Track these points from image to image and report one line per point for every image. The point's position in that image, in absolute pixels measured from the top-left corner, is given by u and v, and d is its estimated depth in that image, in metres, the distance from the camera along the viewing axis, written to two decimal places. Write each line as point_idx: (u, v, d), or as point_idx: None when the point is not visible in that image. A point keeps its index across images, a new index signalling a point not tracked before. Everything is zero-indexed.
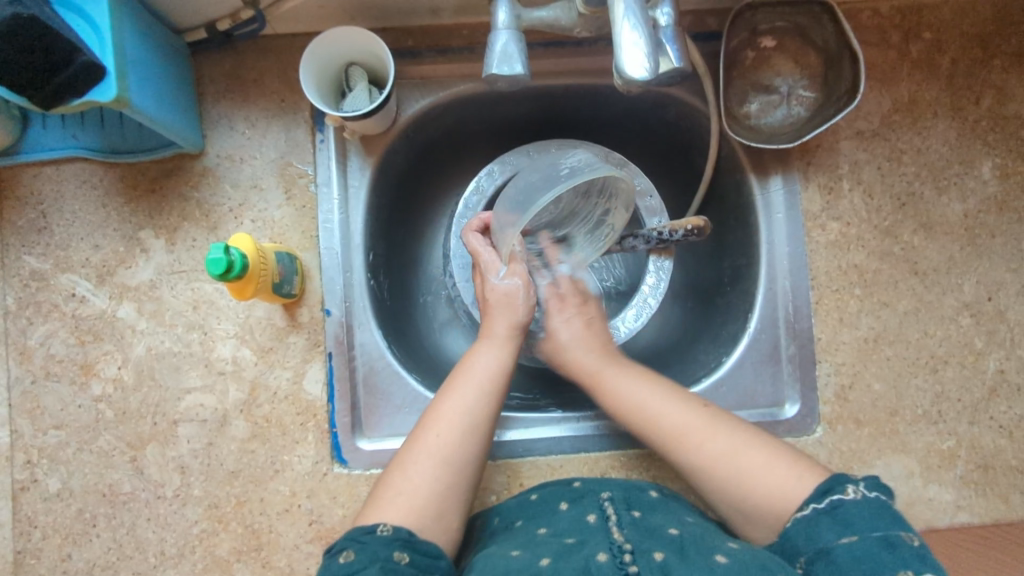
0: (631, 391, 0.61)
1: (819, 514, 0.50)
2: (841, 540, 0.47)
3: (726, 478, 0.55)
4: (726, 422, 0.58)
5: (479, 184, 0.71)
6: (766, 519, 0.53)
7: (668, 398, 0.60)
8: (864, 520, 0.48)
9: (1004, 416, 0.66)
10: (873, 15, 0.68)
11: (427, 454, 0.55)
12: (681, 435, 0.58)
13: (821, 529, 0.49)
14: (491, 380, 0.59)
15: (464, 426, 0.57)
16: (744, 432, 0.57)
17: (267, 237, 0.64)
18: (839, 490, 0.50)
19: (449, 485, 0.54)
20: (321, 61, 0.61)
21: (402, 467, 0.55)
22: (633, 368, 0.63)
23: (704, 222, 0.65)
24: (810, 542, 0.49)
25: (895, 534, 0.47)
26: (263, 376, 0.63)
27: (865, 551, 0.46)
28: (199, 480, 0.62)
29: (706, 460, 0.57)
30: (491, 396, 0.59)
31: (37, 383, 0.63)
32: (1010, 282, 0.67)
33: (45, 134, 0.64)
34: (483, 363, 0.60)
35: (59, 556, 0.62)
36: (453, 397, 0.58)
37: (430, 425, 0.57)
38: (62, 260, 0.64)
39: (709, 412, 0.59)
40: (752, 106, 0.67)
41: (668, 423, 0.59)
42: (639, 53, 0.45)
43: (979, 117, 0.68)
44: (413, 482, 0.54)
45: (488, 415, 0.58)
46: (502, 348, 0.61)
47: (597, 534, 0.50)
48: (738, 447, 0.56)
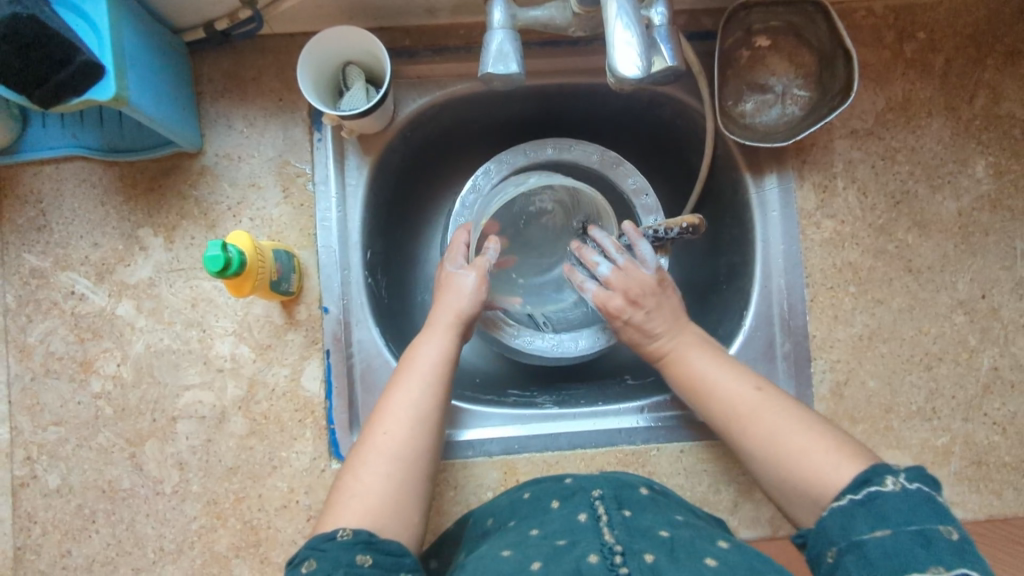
0: (696, 366, 0.61)
1: (853, 506, 0.48)
2: (873, 534, 0.46)
3: (774, 461, 0.54)
4: (781, 403, 0.57)
5: (476, 182, 0.70)
6: (809, 502, 0.52)
7: (731, 376, 0.59)
8: (900, 514, 0.46)
9: (998, 412, 0.66)
10: (867, 15, 0.68)
11: (375, 451, 0.55)
12: (739, 415, 0.57)
13: (855, 520, 0.47)
14: (434, 371, 0.60)
15: (410, 420, 0.57)
16: (807, 416, 0.56)
17: (265, 235, 0.65)
18: (878, 481, 0.48)
19: (401, 481, 0.54)
20: (318, 61, 0.61)
21: (355, 469, 0.54)
22: (704, 344, 0.63)
23: (699, 220, 0.65)
24: (844, 533, 0.47)
25: (932, 529, 0.45)
26: (261, 373, 0.64)
27: (898, 546, 0.44)
28: (198, 476, 0.63)
29: (759, 439, 0.55)
30: (433, 388, 0.59)
31: (36, 379, 0.64)
32: (1004, 280, 0.67)
33: (44, 133, 0.64)
34: (426, 353, 0.61)
35: (58, 551, 0.62)
36: (399, 392, 0.58)
37: (378, 422, 0.57)
38: (61, 258, 0.65)
39: (770, 392, 0.58)
40: (747, 105, 0.68)
41: (729, 397, 0.58)
42: (631, 52, 0.45)
43: (973, 116, 0.68)
44: (365, 482, 0.53)
45: (435, 407, 0.58)
46: (442, 338, 0.62)
47: (587, 534, 0.50)
48: (785, 428, 0.55)
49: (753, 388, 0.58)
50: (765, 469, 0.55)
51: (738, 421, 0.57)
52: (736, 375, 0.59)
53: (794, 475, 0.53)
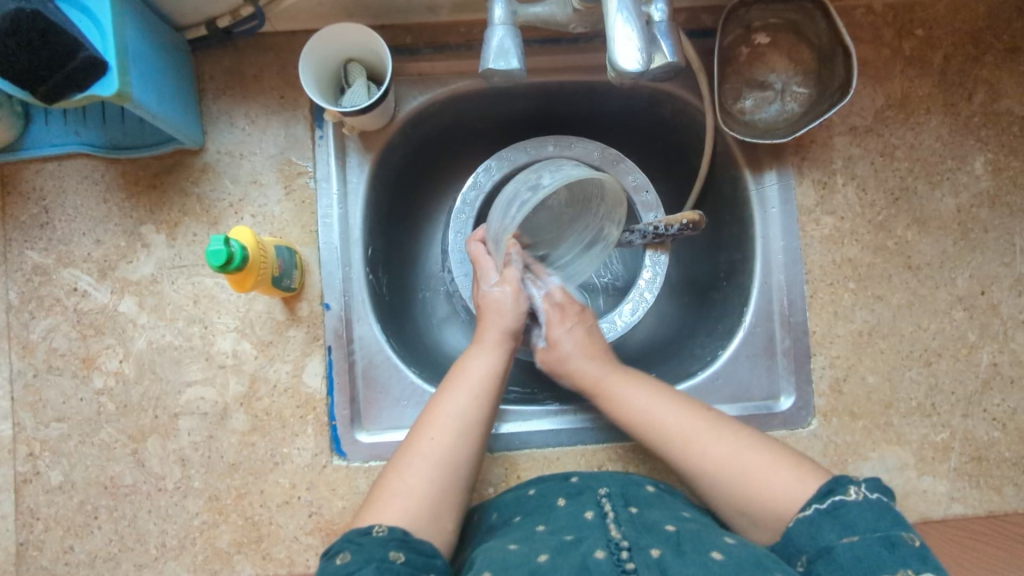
0: (635, 399, 0.61)
1: (821, 515, 0.50)
2: (841, 540, 0.48)
3: (724, 481, 0.56)
4: (729, 427, 0.58)
5: (477, 179, 0.71)
6: (767, 520, 0.54)
7: (672, 406, 0.60)
8: (865, 521, 0.48)
9: (998, 408, 0.66)
10: (866, 12, 0.69)
11: (420, 456, 0.56)
12: (685, 441, 0.58)
13: (822, 528, 0.49)
14: (485, 384, 0.60)
15: (456, 429, 0.57)
16: (749, 436, 0.57)
17: (267, 232, 0.65)
18: (843, 491, 0.50)
19: (442, 487, 0.55)
20: (320, 58, 0.62)
21: (398, 470, 0.56)
22: (632, 374, 0.63)
23: (700, 216, 0.66)
24: (813, 540, 0.49)
25: (896, 534, 0.47)
26: (263, 369, 0.64)
27: (866, 549, 0.47)
28: (200, 472, 0.63)
29: (708, 464, 0.57)
30: (485, 400, 0.59)
31: (39, 376, 0.64)
32: (1003, 276, 0.68)
33: (48, 130, 0.64)
34: (475, 366, 0.61)
35: (60, 547, 0.62)
36: (447, 401, 0.59)
37: (424, 429, 0.57)
38: (64, 255, 0.65)
39: (715, 418, 0.59)
40: (747, 102, 0.68)
41: (674, 428, 0.59)
42: (632, 46, 0.46)
43: (972, 113, 0.68)
44: (409, 484, 0.55)
45: (480, 419, 0.58)
46: (493, 351, 0.62)
47: (594, 531, 0.50)
48: (741, 450, 0.56)
49: (694, 416, 0.59)
50: (716, 492, 0.56)
51: (687, 448, 0.58)
52: (681, 406, 0.60)
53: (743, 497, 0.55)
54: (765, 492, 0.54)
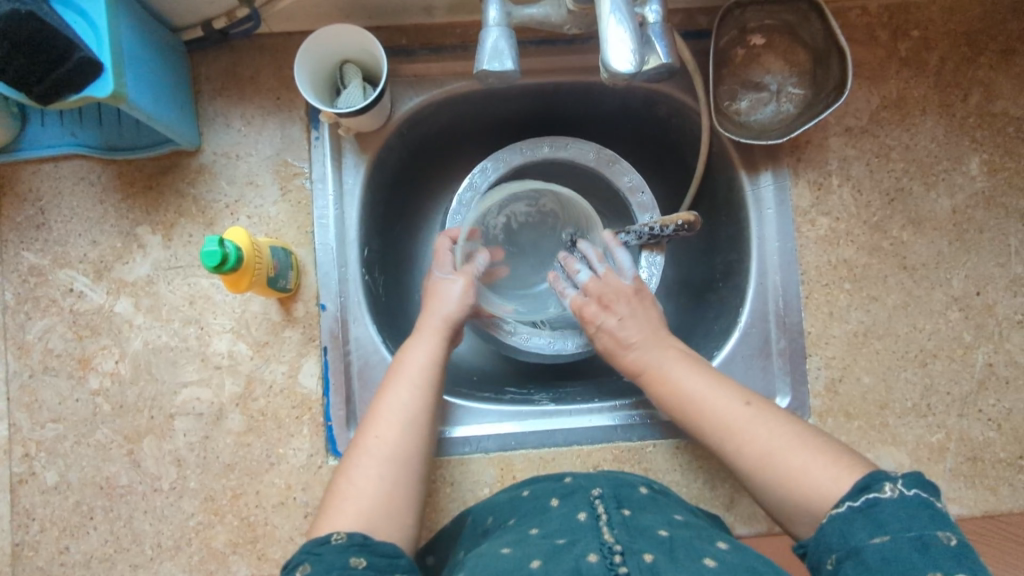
0: (680, 380, 0.59)
1: (854, 513, 0.46)
2: (872, 540, 0.44)
3: (767, 476, 0.53)
4: (778, 419, 0.55)
5: (473, 180, 0.71)
6: (807, 517, 0.51)
7: (723, 392, 0.57)
8: (899, 520, 0.45)
9: (993, 408, 0.66)
10: (861, 13, 0.69)
11: (367, 454, 0.55)
12: (730, 429, 0.55)
13: (854, 526, 0.46)
14: (425, 374, 0.59)
15: (401, 424, 0.57)
16: (797, 431, 0.54)
17: (263, 233, 0.65)
18: (877, 488, 0.47)
19: (394, 483, 0.54)
20: (315, 59, 0.62)
21: (346, 472, 0.55)
22: (680, 354, 0.61)
23: (695, 217, 0.65)
24: (843, 540, 0.46)
25: (929, 536, 0.44)
26: (259, 370, 0.64)
27: (896, 551, 0.43)
28: (195, 472, 0.63)
29: (753, 457, 0.54)
30: (425, 390, 0.59)
31: (35, 376, 0.64)
32: (998, 277, 0.68)
33: (44, 131, 0.65)
34: (413, 357, 0.60)
35: (56, 548, 0.62)
36: (390, 396, 0.58)
37: (370, 426, 0.57)
38: (60, 256, 0.65)
39: (767, 409, 0.56)
40: (742, 103, 0.68)
41: (720, 415, 0.56)
42: (624, 48, 0.46)
43: (967, 114, 0.68)
44: (360, 484, 0.54)
45: (423, 410, 0.58)
46: (429, 340, 0.61)
47: (587, 533, 0.50)
48: (787, 445, 0.53)
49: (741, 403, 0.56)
50: (766, 486, 0.53)
51: (731, 435, 0.55)
52: (729, 392, 0.57)
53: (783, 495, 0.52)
54: (804, 490, 0.51)
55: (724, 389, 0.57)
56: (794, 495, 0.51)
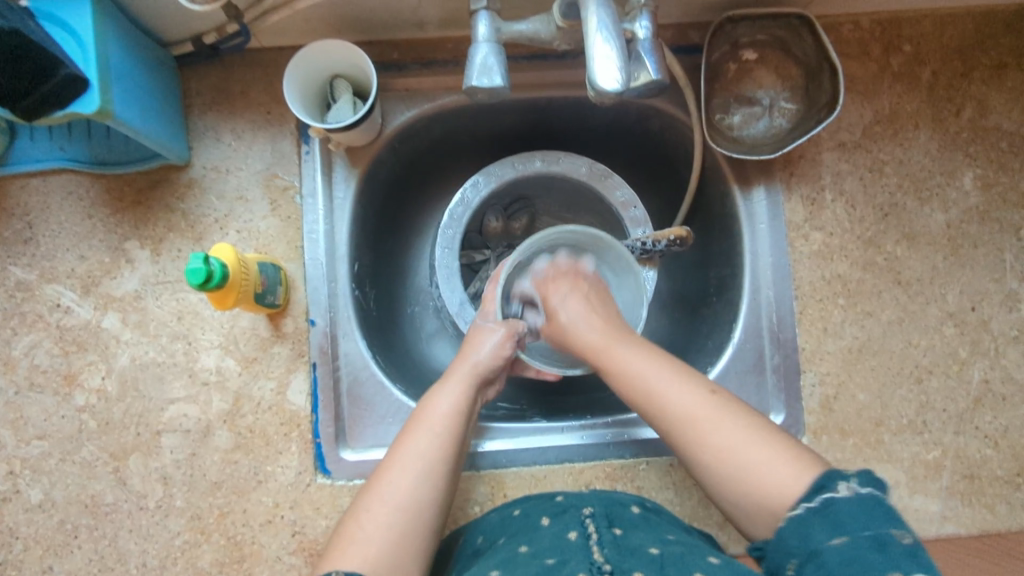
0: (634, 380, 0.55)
1: (811, 514, 0.45)
2: (831, 542, 0.43)
3: (728, 472, 0.50)
4: (735, 414, 0.52)
5: (464, 195, 0.70)
6: (766, 516, 0.49)
7: (664, 376, 0.54)
8: (855, 519, 0.44)
9: (990, 426, 0.65)
10: (853, 28, 0.69)
11: (380, 500, 0.52)
12: (689, 430, 0.52)
13: (812, 528, 0.45)
14: (451, 421, 0.57)
15: (420, 470, 0.54)
16: (752, 425, 0.52)
17: (252, 248, 0.65)
18: (832, 487, 0.46)
19: (403, 532, 0.51)
20: (305, 73, 0.62)
21: (357, 517, 0.52)
22: (633, 343, 0.58)
23: (687, 232, 0.64)
24: (803, 543, 0.45)
25: (887, 532, 0.43)
26: (247, 387, 0.63)
27: (855, 551, 0.42)
28: (182, 491, 0.62)
29: (714, 455, 0.51)
30: (450, 438, 0.56)
31: (20, 393, 0.63)
32: (993, 292, 0.67)
33: (33, 146, 0.64)
34: (439, 402, 0.58)
35: (39, 567, 0.61)
36: (410, 441, 0.55)
37: (385, 471, 0.54)
38: (47, 271, 0.64)
39: (722, 401, 0.53)
40: (734, 118, 0.68)
41: (679, 412, 0.53)
42: (611, 65, 0.45)
43: (960, 129, 0.68)
44: (368, 531, 0.51)
45: (445, 460, 0.55)
46: (459, 386, 0.59)
47: (576, 553, 0.49)
48: (742, 444, 0.50)
49: (705, 400, 0.53)
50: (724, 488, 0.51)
51: (693, 437, 0.52)
52: (686, 386, 0.54)
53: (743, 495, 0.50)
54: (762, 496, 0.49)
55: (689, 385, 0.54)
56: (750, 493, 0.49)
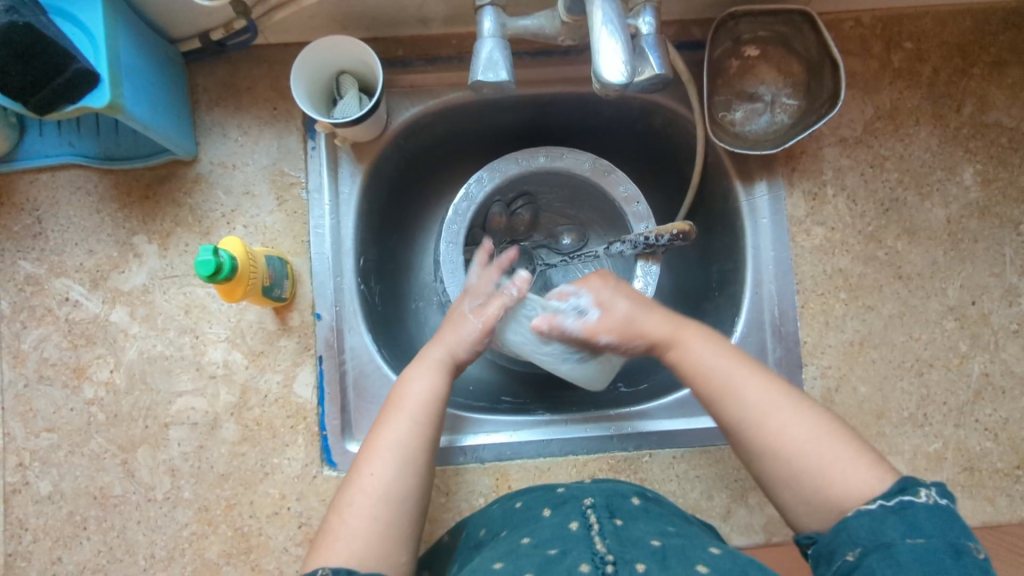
0: (711, 365, 0.57)
1: (887, 512, 0.46)
2: (905, 539, 0.44)
3: (803, 464, 0.51)
4: (812, 410, 0.54)
5: (469, 190, 0.70)
6: (830, 510, 0.50)
7: (747, 371, 0.56)
8: (933, 526, 0.45)
9: (990, 418, 0.66)
10: (854, 25, 0.69)
11: (361, 493, 0.53)
12: (759, 418, 0.53)
13: (887, 524, 0.46)
14: (424, 409, 0.57)
15: (397, 460, 0.55)
16: (827, 420, 0.53)
17: (259, 242, 0.65)
18: (913, 491, 0.47)
19: (386, 523, 0.53)
20: (312, 69, 0.62)
21: (341, 509, 0.53)
22: (706, 335, 0.59)
23: (690, 228, 0.64)
24: (873, 535, 0.46)
25: (962, 543, 0.44)
26: (254, 380, 0.64)
27: (930, 553, 0.44)
28: (190, 482, 0.63)
29: (789, 445, 0.52)
30: (425, 427, 0.57)
31: (30, 386, 0.64)
32: (993, 286, 0.68)
33: (42, 141, 0.65)
34: (413, 389, 0.58)
35: (49, 558, 0.62)
36: (387, 431, 0.56)
37: (364, 463, 0.55)
38: (56, 265, 0.65)
39: (801, 398, 0.54)
40: (736, 114, 0.69)
41: (752, 401, 0.54)
42: (617, 58, 0.46)
43: (961, 125, 0.69)
44: (352, 525, 0.52)
45: (421, 448, 0.56)
46: (432, 372, 0.59)
47: (579, 543, 0.49)
48: (822, 437, 0.52)
49: (781, 393, 0.54)
50: (796, 479, 0.51)
51: (768, 427, 0.53)
52: (764, 380, 0.55)
53: (812, 486, 0.51)
54: (833, 488, 0.50)
55: (767, 380, 0.55)
56: (820, 483, 0.50)
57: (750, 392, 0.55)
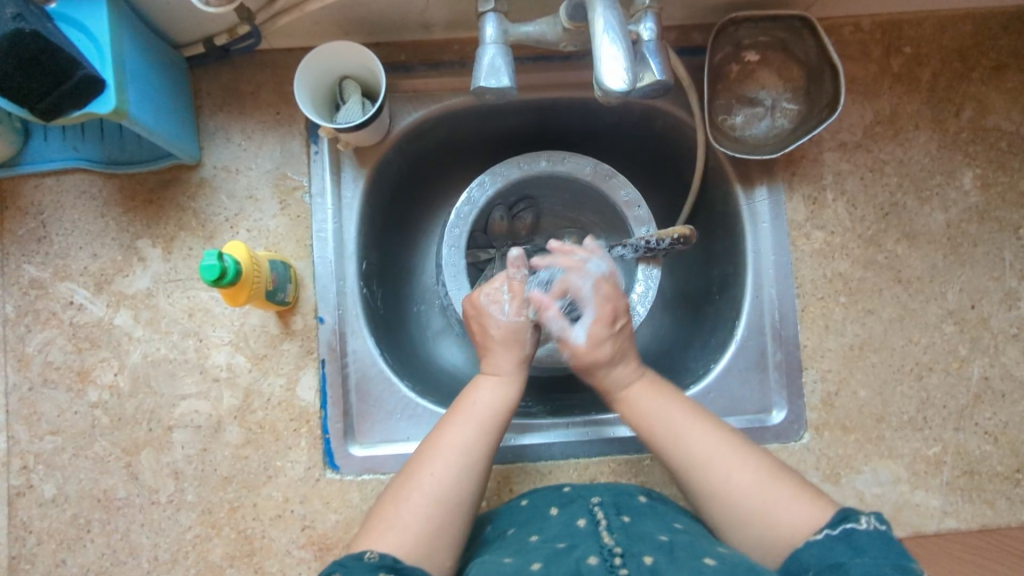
0: (654, 415, 0.59)
1: (832, 539, 0.49)
2: (854, 559, 0.46)
3: (746, 507, 0.54)
4: (751, 454, 0.56)
5: (470, 195, 0.70)
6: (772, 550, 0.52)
7: (692, 420, 0.58)
8: (877, 548, 0.47)
9: (989, 422, 0.66)
10: (854, 30, 0.70)
11: (420, 490, 0.53)
12: (703, 461, 0.56)
13: (834, 550, 0.48)
14: (492, 416, 0.58)
15: (461, 462, 0.55)
16: (767, 462, 0.56)
17: (262, 246, 0.66)
18: (855, 518, 0.49)
19: (439, 521, 0.53)
20: (315, 75, 0.63)
21: (395, 503, 0.53)
22: (657, 386, 0.61)
23: (691, 231, 0.64)
24: (822, 560, 0.48)
25: (907, 564, 0.45)
26: (257, 383, 0.64)
27: (876, 571, 0.45)
28: (193, 485, 0.63)
29: (732, 489, 0.54)
30: (489, 434, 0.57)
31: (34, 390, 0.64)
32: (993, 290, 0.68)
33: (47, 146, 0.65)
34: (481, 397, 0.59)
35: (53, 561, 0.62)
36: (451, 433, 0.57)
37: (426, 462, 0.55)
38: (60, 269, 0.65)
39: (740, 442, 0.57)
40: (737, 118, 0.69)
41: (694, 445, 0.57)
42: (618, 66, 0.46)
43: (960, 129, 0.69)
44: (406, 519, 0.52)
45: (483, 454, 0.56)
46: (501, 382, 0.60)
47: (587, 538, 0.50)
48: (764, 480, 0.54)
49: (721, 437, 0.57)
50: (740, 523, 0.54)
51: (712, 473, 0.55)
52: (707, 426, 0.57)
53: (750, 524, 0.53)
54: (769, 524, 0.53)
55: (706, 423, 0.58)
56: (758, 522, 0.53)
57: (693, 439, 0.57)
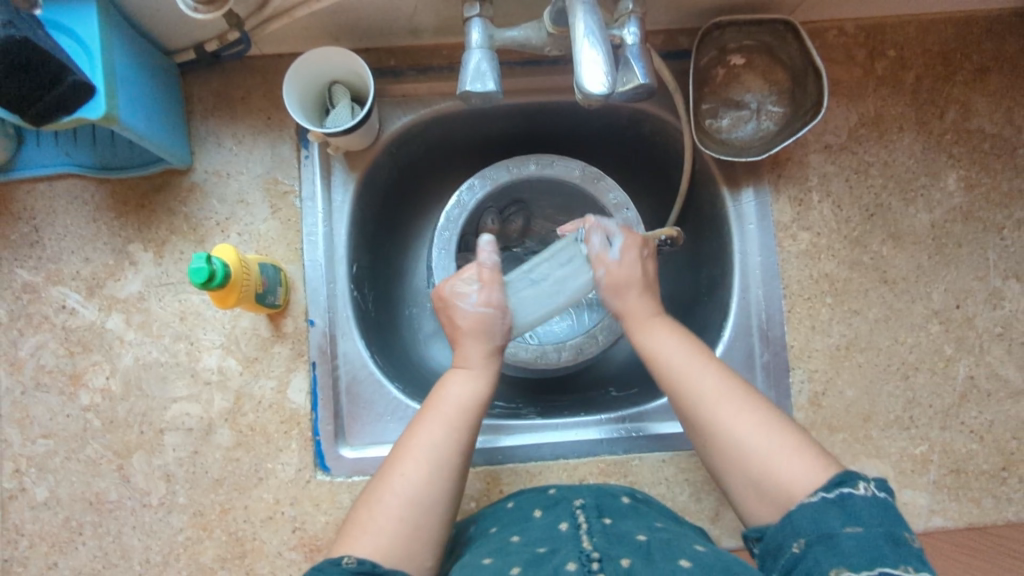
0: (669, 355, 0.59)
1: (826, 502, 0.49)
2: (845, 528, 0.47)
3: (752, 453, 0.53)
4: (760, 403, 0.56)
5: (461, 198, 0.71)
6: (769, 500, 0.52)
7: (708, 365, 0.58)
8: (872, 515, 0.48)
9: (975, 420, 0.67)
10: (838, 34, 0.71)
11: (391, 492, 0.54)
12: (716, 403, 0.56)
13: (828, 514, 0.48)
14: (461, 411, 0.58)
15: (431, 462, 0.55)
16: (774, 412, 0.55)
17: (253, 249, 0.66)
18: (851, 483, 0.49)
19: (414, 523, 0.53)
20: (305, 80, 0.64)
21: (370, 505, 0.54)
22: (676, 329, 0.61)
23: (677, 232, 0.66)
24: (815, 525, 0.48)
25: (900, 533, 0.47)
26: (248, 386, 0.65)
27: (870, 540, 0.46)
28: (184, 488, 0.64)
29: (739, 434, 0.54)
30: (460, 431, 0.57)
31: (27, 393, 0.65)
32: (978, 290, 0.69)
33: (39, 151, 0.66)
34: (451, 393, 0.59)
35: (45, 563, 0.63)
36: (420, 433, 0.56)
37: (396, 464, 0.55)
38: (53, 273, 0.66)
39: (749, 390, 0.57)
40: (723, 121, 0.70)
41: (708, 391, 0.56)
42: (597, 69, 0.47)
43: (944, 131, 0.70)
44: (380, 522, 0.53)
45: (455, 452, 0.56)
46: (472, 377, 0.59)
47: (567, 542, 0.50)
48: (771, 428, 0.54)
49: (733, 382, 0.57)
50: (743, 470, 0.54)
51: (721, 416, 0.55)
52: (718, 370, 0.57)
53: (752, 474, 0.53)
54: (777, 474, 0.52)
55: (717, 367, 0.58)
56: (763, 472, 0.53)
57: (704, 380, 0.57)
